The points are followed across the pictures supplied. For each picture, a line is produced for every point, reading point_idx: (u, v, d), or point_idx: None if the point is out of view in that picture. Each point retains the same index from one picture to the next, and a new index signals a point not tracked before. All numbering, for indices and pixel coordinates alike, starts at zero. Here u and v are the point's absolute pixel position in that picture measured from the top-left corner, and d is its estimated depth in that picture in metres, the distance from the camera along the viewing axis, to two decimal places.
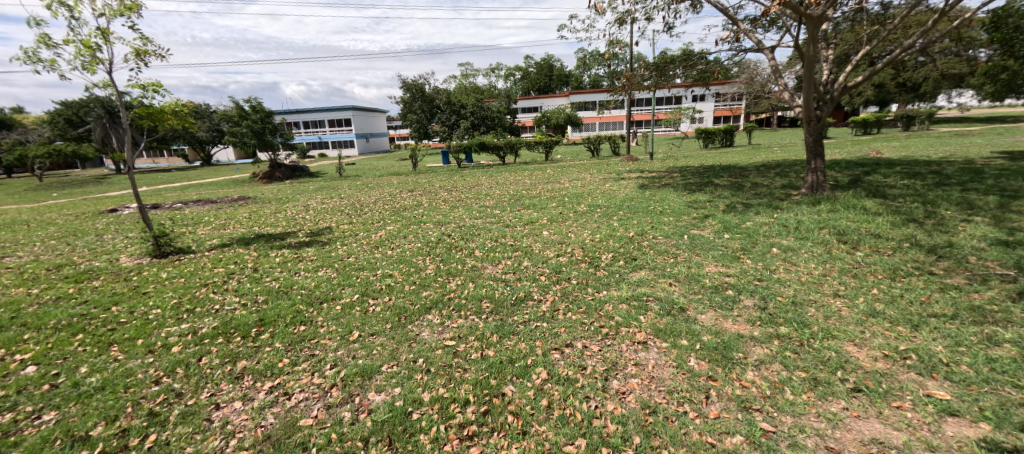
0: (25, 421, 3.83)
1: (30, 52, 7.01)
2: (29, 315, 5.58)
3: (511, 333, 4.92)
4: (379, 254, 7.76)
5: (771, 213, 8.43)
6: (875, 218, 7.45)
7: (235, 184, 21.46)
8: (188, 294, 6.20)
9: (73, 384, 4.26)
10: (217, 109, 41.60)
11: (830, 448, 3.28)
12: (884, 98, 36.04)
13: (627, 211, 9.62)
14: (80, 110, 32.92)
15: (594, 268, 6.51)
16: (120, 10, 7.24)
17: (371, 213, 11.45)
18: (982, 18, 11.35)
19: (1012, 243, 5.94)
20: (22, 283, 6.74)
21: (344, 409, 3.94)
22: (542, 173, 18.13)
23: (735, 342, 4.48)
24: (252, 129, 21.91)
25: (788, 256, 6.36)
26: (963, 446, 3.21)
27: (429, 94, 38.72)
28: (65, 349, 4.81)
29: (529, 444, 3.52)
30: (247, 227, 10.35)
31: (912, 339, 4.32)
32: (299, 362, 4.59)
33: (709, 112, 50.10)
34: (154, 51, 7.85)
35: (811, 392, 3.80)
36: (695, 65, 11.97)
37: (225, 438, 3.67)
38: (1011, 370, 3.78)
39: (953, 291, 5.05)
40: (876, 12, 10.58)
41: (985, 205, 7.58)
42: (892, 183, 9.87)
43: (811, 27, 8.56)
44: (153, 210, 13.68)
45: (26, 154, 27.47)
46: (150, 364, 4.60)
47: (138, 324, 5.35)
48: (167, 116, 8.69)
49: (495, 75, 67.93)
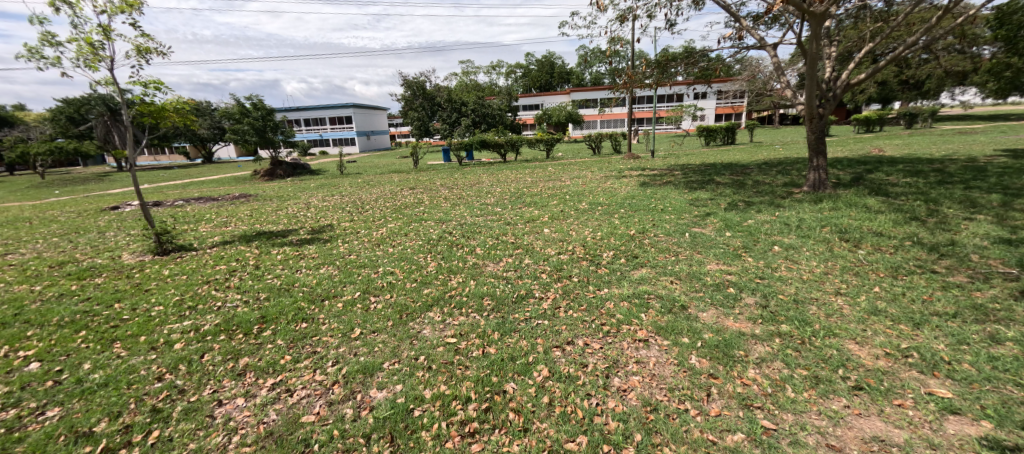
0: (29, 417, 3.85)
1: (33, 50, 7.03)
2: (33, 312, 5.59)
3: (512, 331, 4.93)
4: (380, 251, 7.77)
5: (772, 211, 8.42)
6: (877, 216, 7.44)
7: (236, 182, 21.52)
8: (189, 291, 6.22)
9: (76, 380, 4.27)
10: (218, 106, 41.65)
11: (831, 446, 3.29)
12: (887, 96, 35.89)
13: (628, 209, 9.62)
14: (82, 108, 32.98)
15: (595, 266, 6.52)
16: (121, 7, 7.24)
17: (372, 210, 11.47)
18: (986, 15, 11.31)
19: (1015, 242, 5.92)
20: (25, 279, 6.77)
21: (346, 406, 3.94)
22: (543, 170, 18.14)
23: (736, 340, 4.48)
24: (252, 126, 21.94)
25: (789, 255, 6.35)
26: (964, 445, 3.21)
27: (430, 91, 38.64)
28: (68, 346, 4.83)
29: (531, 441, 3.52)
30: (249, 225, 10.37)
31: (915, 337, 4.32)
32: (301, 359, 4.60)
33: (711, 110, 49.95)
34: (155, 49, 7.88)
35: (812, 390, 3.80)
36: (697, 63, 11.92)
37: (228, 434, 3.68)
38: (1013, 368, 3.78)
39: (955, 289, 5.04)
40: (880, 9, 10.50)
41: (988, 203, 7.55)
42: (895, 181, 9.83)
43: (815, 24, 8.50)
44: (155, 207, 13.74)
45: (27, 151, 27.55)
46: (153, 360, 4.61)
47: (140, 321, 5.37)
48: (168, 113, 8.70)
49: (496, 73, 67.80)
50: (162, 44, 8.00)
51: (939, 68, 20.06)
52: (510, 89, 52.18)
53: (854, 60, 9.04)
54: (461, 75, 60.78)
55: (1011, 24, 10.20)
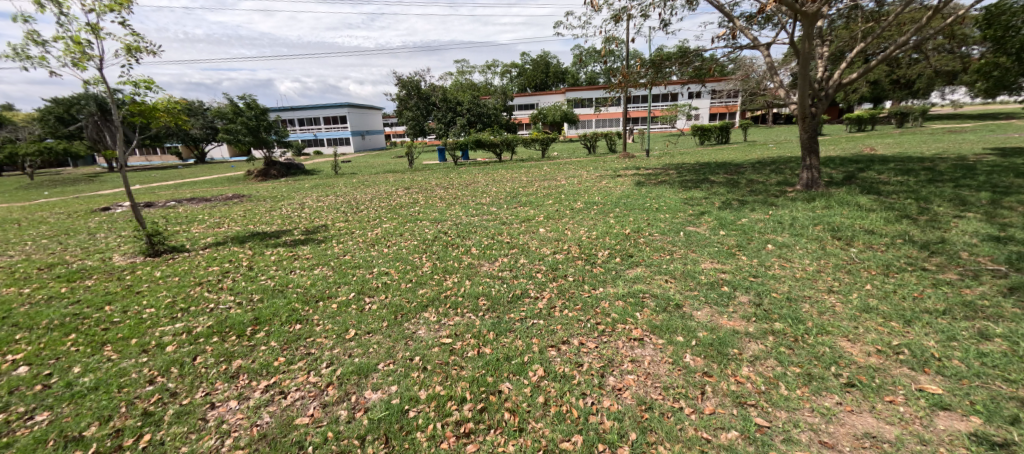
0: (17, 422, 3.80)
1: (18, 49, 6.94)
2: (21, 315, 5.52)
3: (508, 330, 4.93)
4: (375, 252, 7.73)
5: (766, 209, 8.47)
6: (869, 215, 7.51)
7: (231, 182, 21.42)
8: (182, 293, 6.16)
9: (66, 384, 4.23)
10: (211, 106, 41.33)
11: (824, 443, 3.31)
12: (879, 95, 36.16)
13: (623, 208, 9.64)
14: (71, 107, 32.63)
15: (591, 265, 6.52)
16: (110, 6, 7.16)
17: (367, 211, 11.40)
18: (976, 15, 11.42)
19: (1003, 239, 6.00)
20: (13, 283, 6.66)
21: (340, 408, 3.92)
22: (539, 170, 18.18)
23: (730, 338, 4.51)
24: (246, 126, 21.72)
25: (783, 253, 6.39)
26: (954, 440, 3.23)
27: (425, 91, 38.43)
28: (58, 349, 4.78)
29: (526, 441, 3.52)
30: (242, 226, 10.31)
31: (906, 334, 4.36)
32: (295, 361, 4.57)
33: (705, 110, 50.14)
34: (146, 48, 7.81)
35: (805, 387, 3.82)
36: (691, 63, 11.94)
37: (221, 437, 3.65)
38: (1001, 364, 3.82)
39: (945, 286, 5.10)
40: (871, 9, 10.63)
41: (977, 201, 7.65)
42: (886, 180, 9.92)
43: (807, 23, 8.56)
44: (147, 209, 13.62)
45: (16, 151, 27.19)
46: (144, 363, 4.57)
47: (132, 324, 5.31)
48: (159, 113, 8.60)
49: (491, 72, 67.65)
50: (151, 42, 7.93)
51: (931, 67, 20.05)
52: (504, 88, 52.06)
53: (846, 60, 9.02)
54: (458, 74, 60.56)
55: (1001, 24, 10.31)
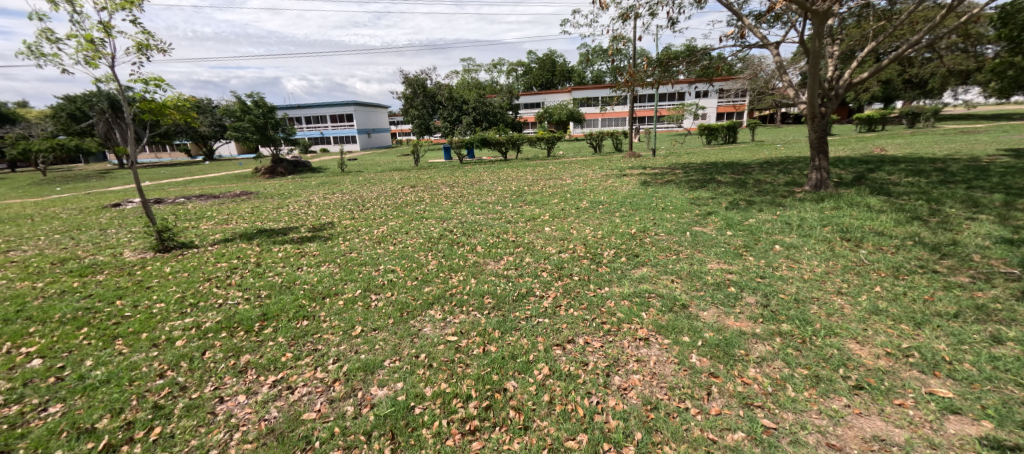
0: (31, 413, 3.87)
1: (33, 47, 7.04)
2: (35, 308, 5.61)
3: (512, 329, 4.93)
4: (381, 249, 7.79)
5: (773, 210, 8.42)
6: (879, 216, 7.43)
7: (240, 180, 21.63)
8: (191, 288, 6.24)
9: (79, 377, 4.29)
10: (220, 104, 41.68)
11: (830, 445, 3.29)
12: (890, 95, 35.73)
13: (629, 208, 9.61)
14: (83, 104, 32.80)
15: (596, 265, 6.51)
16: (121, 4, 7.25)
17: (372, 209, 11.45)
18: (990, 14, 11.17)
19: (1016, 242, 5.91)
20: (27, 276, 6.79)
21: (347, 403, 3.95)
22: (545, 169, 18.14)
23: (737, 339, 4.49)
24: (254, 123, 21.79)
25: (791, 254, 6.34)
26: (964, 444, 3.20)
27: (430, 89, 38.31)
28: (70, 342, 4.84)
29: (531, 439, 3.52)
30: (250, 222, 10.39)
31: (915, 337, 4.32)
32: (301, 357, 4.61)
33: (711, 110, 50.08)
34: (156, 46, 7.89)
35: (813, 389, 3.80)
36: (698, 61, 11.89)
37: (229, 431, 3.70)
38: (1014, 368, 3.77)
39: (957, 289, 5.04)
40: (883, 8, 10.56)
41: (989, 203, 7.54)
42: (897, 181, 9.81)
43: (818, 22, 8.44)
44: (156, 205, 13.78)
45: (28, 148, 27.34)
46: (155, 357, 4.63)
47: (142, 318, 5.38)
48: (169, 111, 8.64)
49: (497, 71, 67.51)
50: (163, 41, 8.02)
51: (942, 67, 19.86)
52: (510, 87, 51.98)
53: (856, 59, 8.84)
54: (464, 72, 60.59)
55: (1015, 23, 10.09)
